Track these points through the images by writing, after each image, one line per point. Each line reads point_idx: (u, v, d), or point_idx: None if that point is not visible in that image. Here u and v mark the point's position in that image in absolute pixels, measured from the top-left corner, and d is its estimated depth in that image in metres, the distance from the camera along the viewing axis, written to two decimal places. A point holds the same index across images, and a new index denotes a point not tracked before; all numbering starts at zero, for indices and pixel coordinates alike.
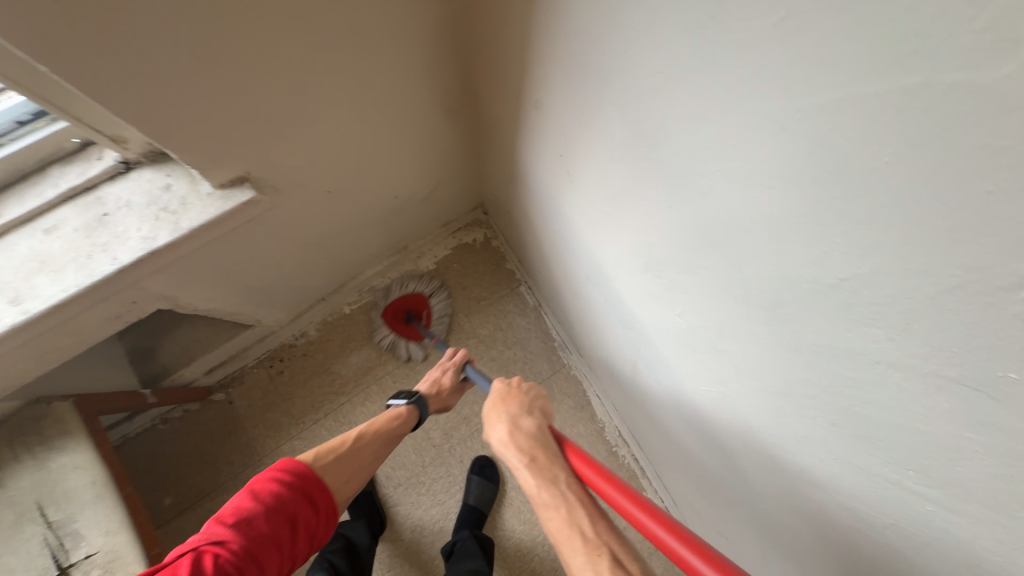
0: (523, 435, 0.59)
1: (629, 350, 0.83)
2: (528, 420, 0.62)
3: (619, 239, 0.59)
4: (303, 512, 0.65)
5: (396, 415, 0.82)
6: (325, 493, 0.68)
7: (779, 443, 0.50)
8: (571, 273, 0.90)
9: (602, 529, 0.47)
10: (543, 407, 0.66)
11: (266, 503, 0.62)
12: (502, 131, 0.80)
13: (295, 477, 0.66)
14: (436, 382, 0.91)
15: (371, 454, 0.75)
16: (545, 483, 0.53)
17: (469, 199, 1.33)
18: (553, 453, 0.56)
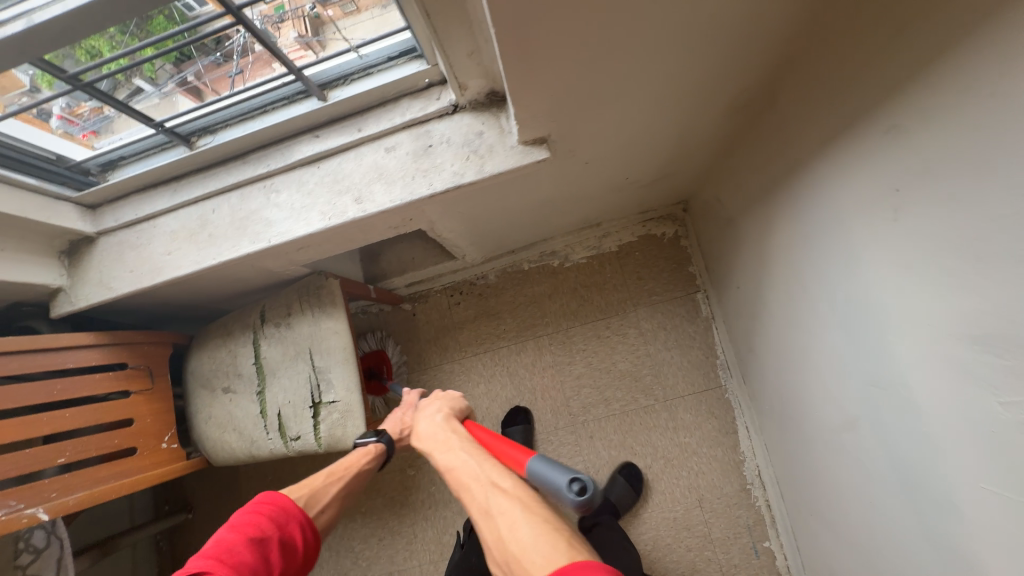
0: (414, 411, 0.83)
1: (855, 407, 0.76)
2: (428, 416, 0.81)
3: (948, 297, 0.53)
4: (276, 544, 0.69)
5: (365, 449, 0.93)
6: (292, 528, 0.73)
7: None
8: (806, 305, 0.84)
9: (478, 464, 0.66)
10: (453, 404, 0.86)
11: (256, 536, 0.67)
12: (798, 140, 0.74)
13: (275, 511, 0.73)
14: (403, 423, 1.01)
15: (341, 491, 0.86)
16: (449, 447, 0.72)
17: (678, 193, 1.29)
18: (453, 432, 0.75)
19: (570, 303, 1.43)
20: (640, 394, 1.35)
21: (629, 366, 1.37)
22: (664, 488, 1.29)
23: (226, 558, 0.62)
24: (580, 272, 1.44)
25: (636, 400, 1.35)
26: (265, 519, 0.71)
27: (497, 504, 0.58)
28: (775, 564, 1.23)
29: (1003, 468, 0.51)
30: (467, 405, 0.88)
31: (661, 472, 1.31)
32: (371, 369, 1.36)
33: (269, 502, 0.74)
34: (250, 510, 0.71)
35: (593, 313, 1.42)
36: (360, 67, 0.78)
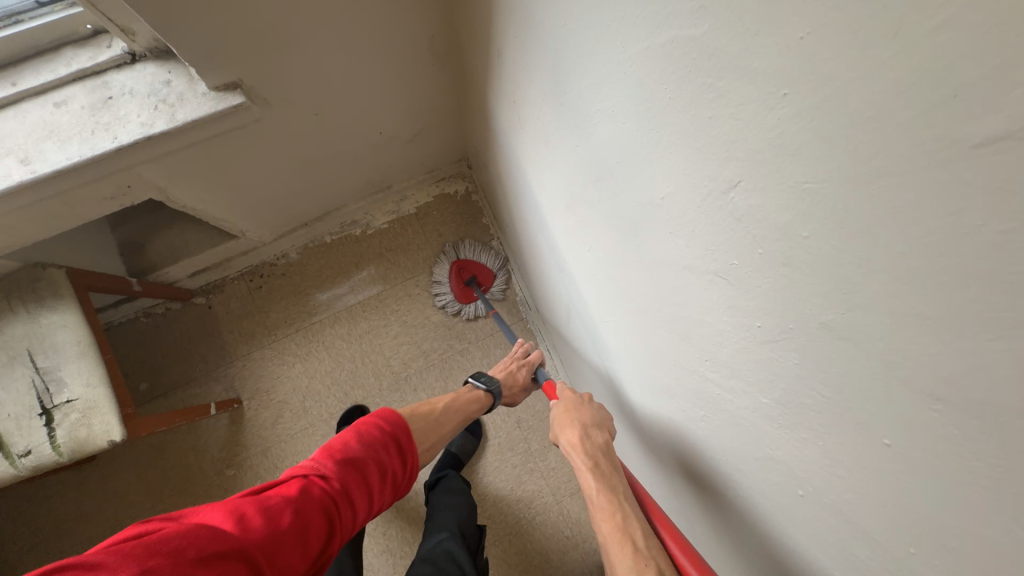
0: (591, 441, 0.70)
1: (563, 294, 0.94)
2: (596, 431, 0.72)
3: (550, 179, 0.68)
4: (396, 465, 0.71)
5: (474, 398, 0.94)
6: (412, 450, 0.74)
7: (649, 356, 0.60)
8: (526, 222, 0.99)
9: (649, 544, 0.55)
10: (611, 428, 0.76)
11: (368, 446, 0.68)
12: (476, 77, 0.87)
13: (389, 425, 0.73)
14: (512, 373, 1.02)
15: (451, 431, 0.88)
16: (605, 495, 0.61)
17: (454, 151, 1.41)
18: (615, 466, 0.66)
19: (378, 268, 1.47)
20: (455, 340, 1.46)
21: (442, 317, 1.47)
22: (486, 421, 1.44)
23: (348, 471, 0.65)
24: (383, 237, 1.48)
25: (452, 346, 1.45)
26: (392, 437, 0.72)
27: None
28: None
29: (605, 300, 0.68)
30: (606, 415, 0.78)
31: None
32: (470, 277, 1.43)
33: (396, 422, 0.74)
34: (379, 425, 0.72)
35: (402, 274, 1.47)
36: (3, 13, 0.69)
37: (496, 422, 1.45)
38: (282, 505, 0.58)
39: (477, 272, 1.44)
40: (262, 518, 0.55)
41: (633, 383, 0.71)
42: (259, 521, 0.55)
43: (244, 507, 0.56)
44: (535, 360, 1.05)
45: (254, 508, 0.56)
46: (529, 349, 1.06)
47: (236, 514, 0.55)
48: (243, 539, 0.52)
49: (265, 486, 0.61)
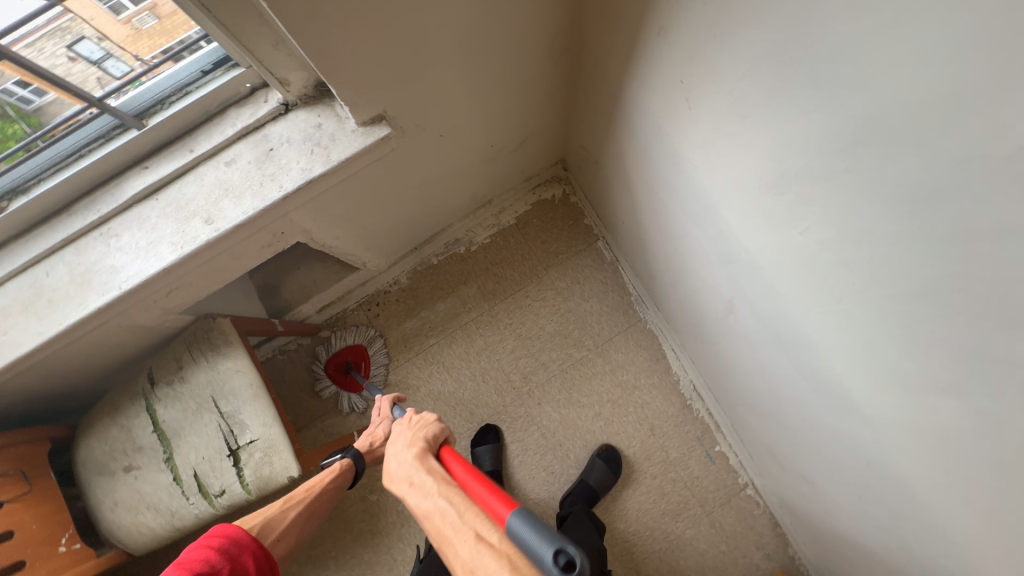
0: (404, 462, 0.68)
1: (724, 286, 0.85)
2: (400, 450, 0.70)
3: (738, 159, 0.61)
4: (243, 574, 0.72)
5: (331, 468, 0.92)
6: (252, 555, 0.76)
7: (911, 347, 0.51)
8: (666, 214, 0.92)
9: (465, 515, 0.54)
10: (428, 437, 0.74)
11: (178, 571, 0.69)
12: (609, 68, 0.82)
13: (229, 543, 0.75)
14: (370, 435, 0.97)
15: (301, 514, 0.86)
16: (418, 494, 0.61)
17: (552, 154, 1.37)
18: (428, 472, 0.65)
19: (485, 283, 1.46)
20: (572, 348, 1.41)
21: (556, 326, 1.42)
22: (616, 430, 1.36)
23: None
24: (486, 251, 1.47)
25: (570, 354, 1.41)
26: (222, 553, 0.73)
27: (462, 550, 0.50)
28: (729, 463, 1.34)
29: (821, 286, 0.59)
30: (447, 429, 0.78)
31: (610, 415, 1.37)
32: (347, 364, 1.39)
33: (222, 532, 0.76)
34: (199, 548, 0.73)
35: (509, 287, 1.45)
36: (177, 86, 0.74)
37: (627, 430, 1.36)
38: None
39: (354, 357, 1.40)
40: None
41: (865, 378, 0.61)
42: None
43: None
44: (388, 415, 0.96)
45: None
46: (383, 405, 0.98)
47: None
48: None
49: None
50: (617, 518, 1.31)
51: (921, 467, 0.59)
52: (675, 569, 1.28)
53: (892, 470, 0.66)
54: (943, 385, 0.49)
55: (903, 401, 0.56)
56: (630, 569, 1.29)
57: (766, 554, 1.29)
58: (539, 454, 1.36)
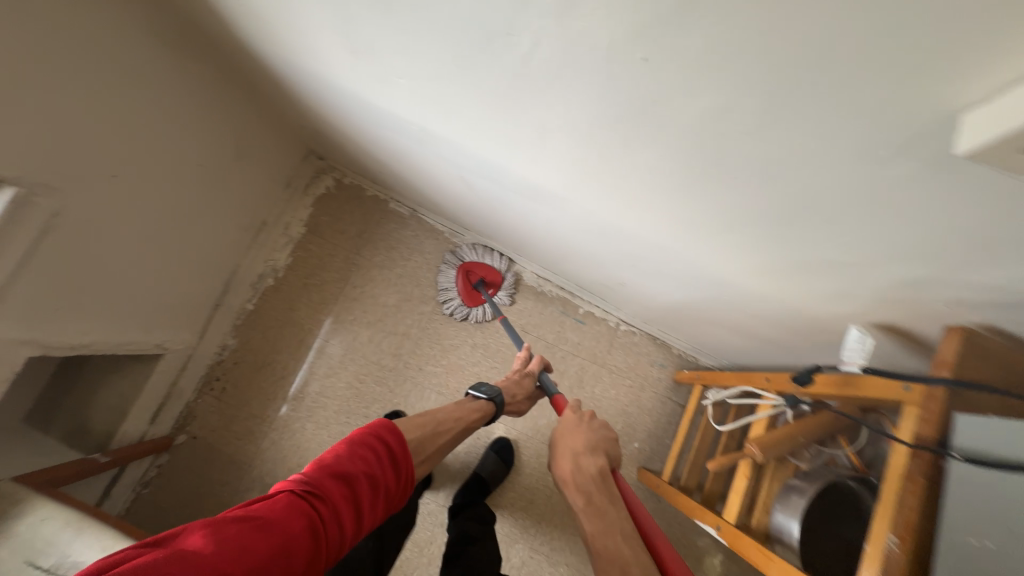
0: (581, 472, 0.73)
1: (445, 167, 0.92)
2: (586, 457, 0.76)
3: (324, 44, 0.65)
4: (391, 478, 0.66)
5: (478, 408, 0.91)
6: (406, 463, 0.70)
7: (505, 116, 0.59)
8: (373, 135, 0.97)
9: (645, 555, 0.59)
10: (607, 449, 0.80)
11: (352, 454, 0.65)
12: (223, 34, 0.83)
13: (388, 437, 0.70)
14: (515, 383, 1.05)
15: (449, 441, 0.82)
16: (596, 513, 0.66)
17: (294, 149, 1.36)
18: (609, 497, 0.69)
19: (311, 297, 1.42)
20: (422, 305, 1.44)
21: (397, 296, 1.44)
22: (497, 348, 1.43)
23: (335, 485, 0.61)
24: (295, 269, 1.43)
25: (423, 311, 1.44)
26: (384, 451, 0.67)
27: None
28: (597, 316, 1.48)
29: (444, 112, 0.66)
30: (619, 448, 0.83)
31: (486, 339, 1.44)
32: (476, 277, 1.41)
33: (392, 432, 0.71)
34: (373, 440, 0.68)
35: (335, 287, 1.43)
36: None
37: (506, 343, 1.44)
38: (268, 521, 0.53)
39: (484, 272, 1.42)
40: (236, 535, 0.50)
41: (527, 166, 0.70)
42: (242, 535, 0.50)
43: (230, 525, 0.51)
44: (535, 375, 1.09)
45: (239, 527, 0.51)
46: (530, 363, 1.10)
47: (216, 534, 0.50)
48: (204, 556, 0.47)
49: (253, 502, 0.56)
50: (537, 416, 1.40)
51: (603, 205, 0.71)
52: None
53: (606, 224, 0.78)
54: (541, 128, 0.58)
55: (548, 163, 0.66)
56: None
57: (660, 365, 1.45)
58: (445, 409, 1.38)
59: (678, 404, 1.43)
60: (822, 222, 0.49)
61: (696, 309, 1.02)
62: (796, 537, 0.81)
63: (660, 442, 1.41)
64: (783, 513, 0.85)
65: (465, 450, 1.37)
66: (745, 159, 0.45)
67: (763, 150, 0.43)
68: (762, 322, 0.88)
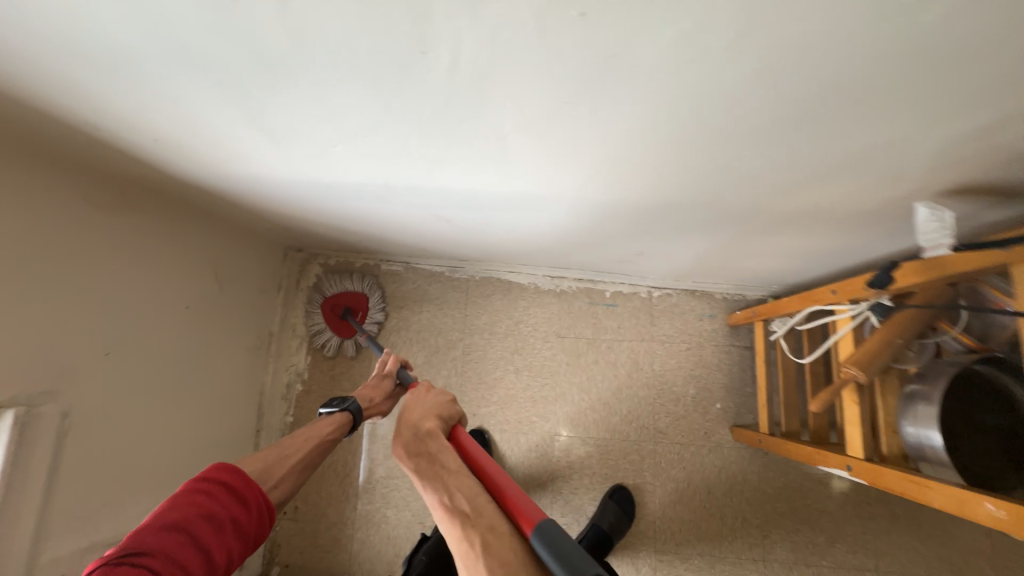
0: (416, 437, 0.68)
1: (417, 212, 0.87)
2: (420, 423, 0.71)
3: (251, 144, 0.60)
4: (239, 512, 0.65)
5: (330, 422, 0.87)
6: (254, 490, 0.68)
7: (457, 139, 0.53)
8: (337, 210, 0.92)
9: (481, 498, 0.55)
10: (443, 412, 0.76)
11: (187, 506, 0.61)
12: (157, 175, 0.79)
13: (226, 476, 0.67)
14: (374, 387, 0.98)
15: (299, 464, 0.78)
16: (431, 471, 0.61)
17: (273, 253, 1.33)
18: (450, 459, 0.63)
19: (343, 386, 1.38)
20: (451, 351, 1.38)
21: (424, 352, 1.39)
22: (540, 363, 1.36)
23: (165, 538, 0.57)
24: (318, 366, 1.39)
25: (455, 356, 1.38)
26: (222, 489, 0.65)
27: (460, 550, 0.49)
28: (625, 293, 1.39)
29: (394, 161, 0.61)
30: (456, 409, 0.79)
31: (526, 359, 1.37)
32: (343, 308, 1.38)
33: (228, 469, 0.68)
34: (205, 481, 0.65)
35: (362, 368, 1.39)
36: None
37: (547, 355, 1.36)
38: None
39: (349, 300, 1.38)
40: None
41: (500, 178, 0.64)
42: None
43: None
44: (392, 377, 1.00)
45: None
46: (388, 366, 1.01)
47: None
48: None
49: None
50: (607, 415, 1.32)
51: (593, 185, 0.64)
52: (676, 397, 1.32)
53: (602, 202, 0.70)
54: (499, 136, 0.52)
55: (520, 168, 0.60)
56: (653, 432, 1.30)
57: (710, 316, 1.35)
58: (515, 444, 1.32)
59: (744, 348, 1.32)
60: (852, 107, 0.41)
61: (730, 247, 0.93)
62: (940, 445, 0.70)
63: (742, 393, 1.31)
64: (915, 425, 0.74)
65: (551, 477, 1.30)
66: (741, 73, 0.38)
67: (758, 54, 0.36)
68: (807, 235, 0.78)
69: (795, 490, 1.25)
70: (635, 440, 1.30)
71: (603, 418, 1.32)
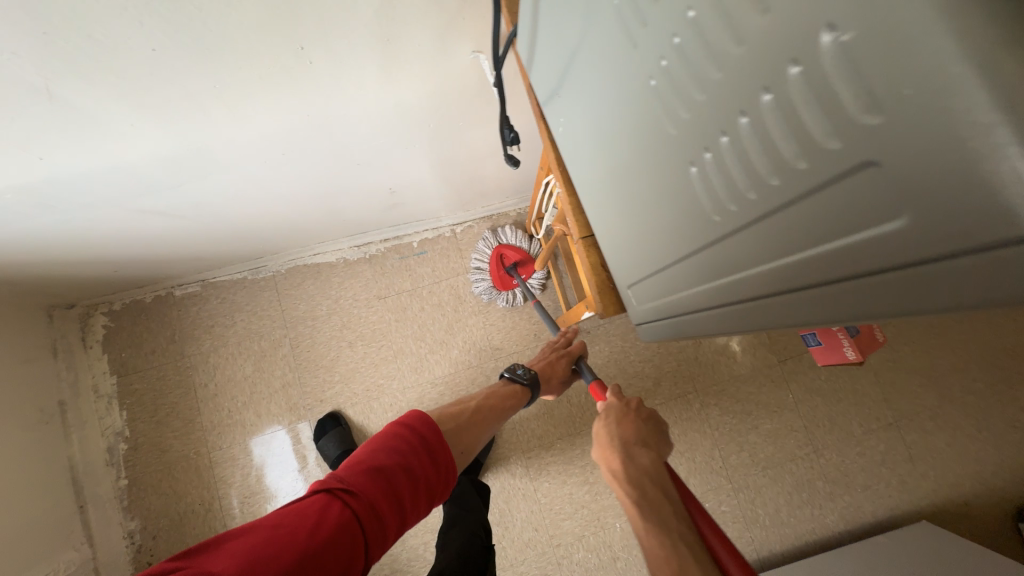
0: (632, 466, 0.62)
1: (112, 212, 0.82)
2: (639, 450, 0.64)
3: None
4: (430, 471, 0.69)
5: (512, 393, 0.90)
6: (446, 452, 0.73)
7: (5, 106, 0.52)
8: (26, 238, 0.84)
9: (695, 556, 0.50)
10: (658, 440, 0.69)
11: (391, 452, 0.68)
12: None
13: (426, 433, 0.73)
14: (549, 364, 0.96)
15: (482, 429, 0.82)
16: (646, 501, 0.57)
17: (28, 318, 1.18)
18: (663, 495, 0.58)
19: (174, 426, 1.30)
20: (279, 350, 1.35)
21: (251, 361, 1.34)
22: (372, 330, 1.38)
23: (366, 478, 0.64)
24: (138, 417, 1.29)
25: (285, 353, 1.35)
26: (420, 441, 0.71)
27: None
28: (431, 238, 1.45)
29: None
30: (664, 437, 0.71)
31: (357, 330, 1.38)
32: (511, 262, 1.34)
33: (424, 421, 0.74)
34: (412, 430, 0.72)
35: (189, 400, 1.31)
36: None
37: (376, 319, 1.39)
38: (305, 516, 0.56)
39: (516, 255, 1.34)
40: (283, 531, 0.54)
41: (124, 143, 0.63)
42: (297, 525, 0.55)
43: (281, 520, 0.56)
44: (574, 355, 0.97)
45: (295, 515, 0.56)
46: (569, 346, 0.99)
47: (277, 525, 0.55)
48: (259, 555, 0.51)
49: (297, 502, 0.60)
50: (448, 351, 1.39)
51: (226, 124, 0.66)
52: (502, 313, 1.42)
53: (265, 141, 0.73)
54: (43, 90, 0.51)
55: (123, 125, 0.60)
56: (492, 351, 1.40)
57: (510, 233, 1.46)
58: (370, 412, 1.34)
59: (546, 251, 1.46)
60: None
61: (453, 158, 1.01)
62: None
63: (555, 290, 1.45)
64: None
65: None
66: None
67: None
68: (482, 123, 0.88)
69: (620, 354, 1.42)
70: (480, 363, 1.39)
71: (446, 356, 1.38)
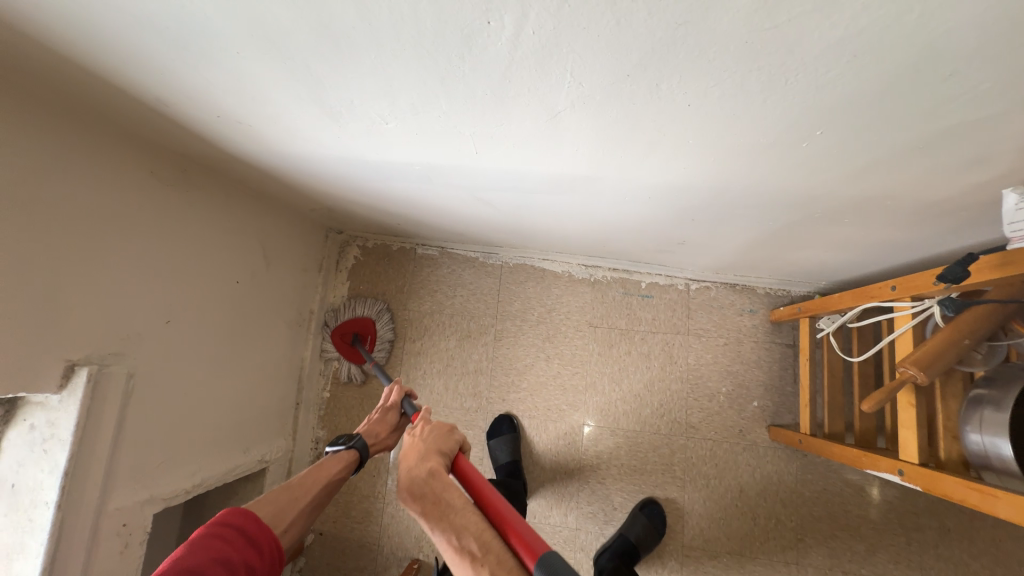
0: (411, 474, 0.70)
1: (458, 193, 0.87)
2: (418, 465, 0.72)
3: (304, 120, 0.62)
4: (252, 555, 0.65)
5: (337, 462, 0.91)
6: (266, 536, 0.69)
7: (509, 115, 0.53)
8: (378, 189, 0.94)
9: (487, 535, 0.60)
10: (446, 441, 0.79)
11: (204, 552, 0.60)
12: (215, 153, 0.83)
13: (240, 523, 0.68)
14: (377, 424, 1.00)
15: (308, 503, 0.81)
16: (428, 505, 0.66)
17: (315, 234, 1.37)
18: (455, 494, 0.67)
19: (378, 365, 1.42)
20: (483, 335, 1.40)
21: (457, 336, 1.41)
22: (571, 352, 1.35)
23: None
24: None
25: (486, 341, 1.39)
26: (235, 532, 0.66)
27: None
28: (662, 285, 1.35)
29: (441, 139, 0.61)
30: (457, 436, 0.82)
31: (557, 347, 1.36)
32: (352, 334, 1.37)
33: (242, 514, 0.69)
34: (222, 525, 0.66)
35: (397, 348, 1.43)
36: None
37: (579, 344, 1.35)
38: None
39: (354, 327, 1.37)
40: None
41: (548, 159, 0.63)
42: None
43: None
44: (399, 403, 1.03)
45: None
46: (390, 398, 1.04)
47: None
48: None
49: None
50: (639, 407, 1.30)
51: (644, 167, 0.62)
52: (711, 392, 1.28)
53: (649, 186, 0.69)
54: (553, 112, 0.51)
55: (569, 148, 0.59)
56: (685, 427, 1.27)
57: (752, 312, 1.30)
58: (543, 431, 1.32)
59: (787, 346, 1.28)
60: (945, 80, 0.38)
61: (782, 238, 0.89)
62: (1010, 455, 0.65)
63: (780, 391, 1.27)
64: (981, 432, 0.69)
65: (578, 466, 1.30)
66: (818, 44, 0.36)
67: (840, 21, 0.34)
68: (872, 225, 0.73)
69: (835, 496, 1.20)
70: (667, 433, 1.28)
71: (634, 410, 1.30)
